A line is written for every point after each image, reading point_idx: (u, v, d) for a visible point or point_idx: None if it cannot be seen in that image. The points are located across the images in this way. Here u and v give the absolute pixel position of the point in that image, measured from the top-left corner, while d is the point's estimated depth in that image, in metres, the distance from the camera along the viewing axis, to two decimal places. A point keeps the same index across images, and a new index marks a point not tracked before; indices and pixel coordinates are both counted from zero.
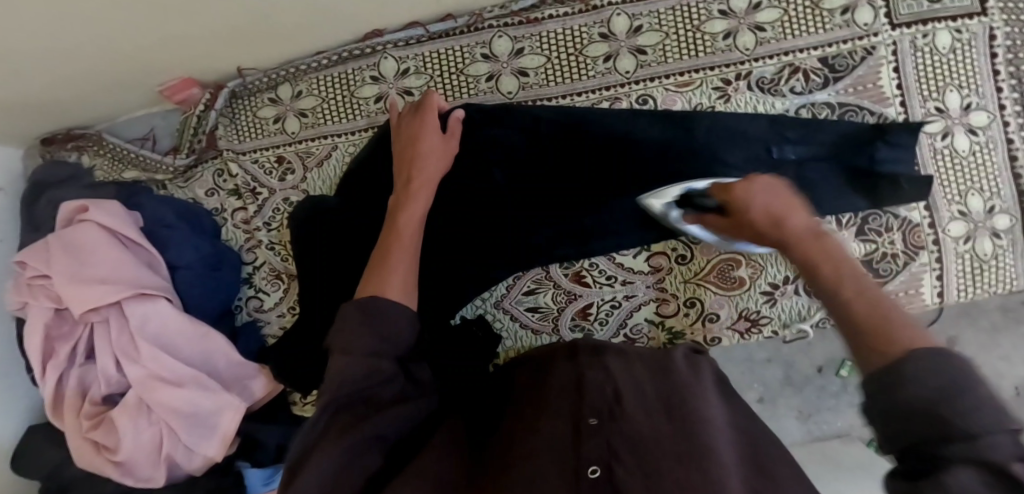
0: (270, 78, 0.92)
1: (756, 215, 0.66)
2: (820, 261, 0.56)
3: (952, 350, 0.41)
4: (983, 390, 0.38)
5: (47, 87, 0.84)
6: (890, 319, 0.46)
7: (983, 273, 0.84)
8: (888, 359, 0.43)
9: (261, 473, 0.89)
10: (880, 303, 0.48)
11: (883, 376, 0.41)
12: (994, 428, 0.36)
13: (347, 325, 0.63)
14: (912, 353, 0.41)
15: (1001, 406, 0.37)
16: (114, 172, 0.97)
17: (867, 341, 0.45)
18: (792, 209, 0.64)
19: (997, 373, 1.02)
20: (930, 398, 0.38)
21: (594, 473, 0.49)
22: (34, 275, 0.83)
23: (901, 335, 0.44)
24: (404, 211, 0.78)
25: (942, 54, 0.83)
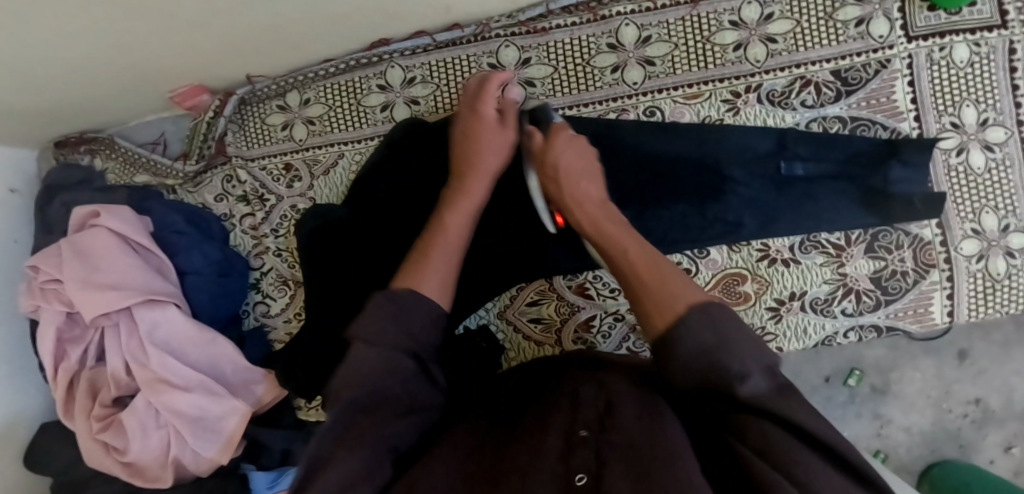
0: (279, 85, 0.92)
1: (562, 176, 0.73)
2: (618, 237, 0.65)
3: (718, 305, 0.52)
4: (742, 342, 0.50)
5: (58, 94, 0.85)
6: (670, 294, 0.55)
7: (995, 293, 0.82)
8: (668, 321, 0.53)
9: (266, 476, 0.87)
10: (655, 267, 0.60)
11: (670, 337, 0.52)
12: (750, 370, 0.48)
13: (369, 326, 0.59)
14: (689, 314, 0.52)
15: (751, 346, 0.50)
16: (125, 176, 0.99)
17: (650, 311, 0.55)
18: (586, 173, 0.74)
19: (1011, 386, 1.00)
20: (711, 355, 0.49)
21: (582, 481, 0.47)
22: (47, 280, 0.85)
23: (673, 297, 0.55)
24: (451, 211, 0.75)
25: (958, 68, 0.81)
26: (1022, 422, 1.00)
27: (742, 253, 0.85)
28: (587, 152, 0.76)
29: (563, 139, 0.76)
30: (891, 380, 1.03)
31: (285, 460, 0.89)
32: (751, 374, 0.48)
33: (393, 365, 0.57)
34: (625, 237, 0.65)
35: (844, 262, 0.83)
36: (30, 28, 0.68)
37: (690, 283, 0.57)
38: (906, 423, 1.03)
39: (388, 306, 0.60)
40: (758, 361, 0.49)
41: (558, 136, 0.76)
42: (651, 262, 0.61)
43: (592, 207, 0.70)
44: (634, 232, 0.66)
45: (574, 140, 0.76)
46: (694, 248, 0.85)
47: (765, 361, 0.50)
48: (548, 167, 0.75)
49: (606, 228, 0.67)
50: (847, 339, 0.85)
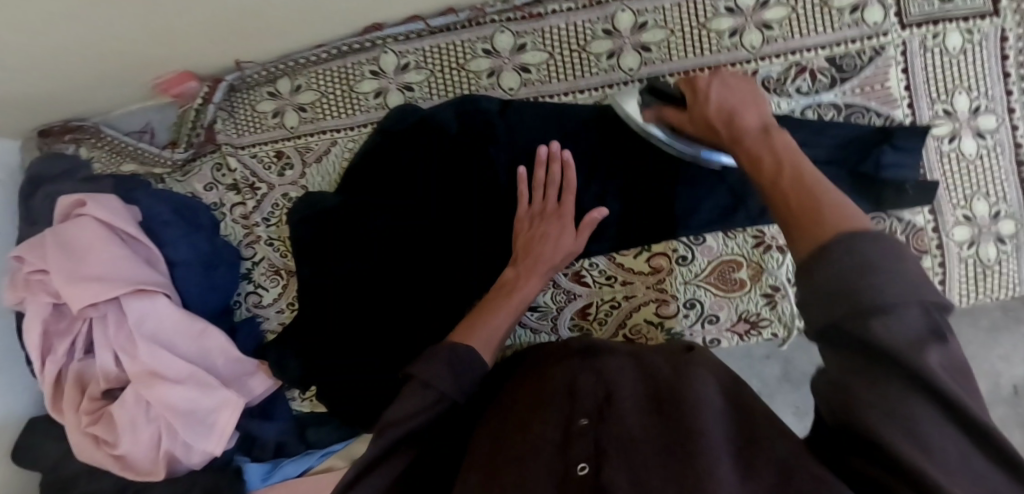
0: (269, 72, 0.91)
1: (722, 107, 0.65)
2: (760, 157, 0.53)
3: (877, 232, 0.38)
4: (895, 271, 0.36)
5: (41, 79, 0.83)
6: (827, 205, 0.42)
7: (986, 278, 0.84)
8: (815, 240, 0.40)
9: (261, 467, 0.90)
10: (802, 182, 0.46)
11: (811, 262, 0.39)
12: (901, 304, 0.35)
13: (431, 370, 0.61)
14: (854, 233, 0.38)
15: (917, 280, 0.36)
16: (112, 165, 0.96)
17: (798, 224, 0.43)
18: (745, 103, 0.64)
19: (997, 370, 1.01)
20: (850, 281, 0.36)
21: (583, 471, 0.50)
22: (32, 272, 0.83)
23: (827, 211, 0.42)
24: (519, 290, 0.77)
25: (951, 55, 0.81)
26: (1007, 404, 1.02)
27: (737, 240, 0.83)
28: (747, 86, 0.68)
29: (710, 78, 0.70)
30: None
31: (278, 452, 0.91)
32: (896, 312, 0.35)
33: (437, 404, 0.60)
34: (778, 156, 0.51)
35: None
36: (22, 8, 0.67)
37: (842, 195, 0.43)
38: None
39: (448, 355, 0.63)
40: (910, 292, 0.35)
41: (703, 79, 0.70)
42: (794, 169, 0.49)
43: (749, 136, 0.57)
44: (791, 145, 0.53)
45: (725, 75, 0.70)
46: (691, 235, 0.83)
47: (918, 290, 0.35)
48: (699, 107, 0.68)
49: (752, 148, 0.55)
50: None
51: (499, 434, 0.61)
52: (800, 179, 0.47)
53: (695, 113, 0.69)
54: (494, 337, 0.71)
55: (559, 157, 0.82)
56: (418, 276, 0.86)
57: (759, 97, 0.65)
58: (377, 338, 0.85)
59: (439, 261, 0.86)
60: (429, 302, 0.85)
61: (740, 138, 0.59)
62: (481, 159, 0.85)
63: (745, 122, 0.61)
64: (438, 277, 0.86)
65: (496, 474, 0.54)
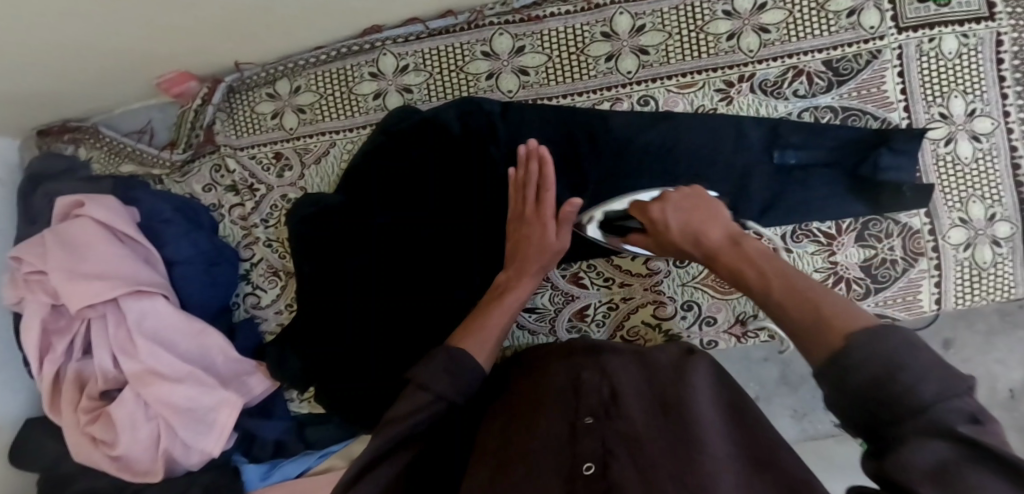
0: (269, 73, 0.91)
1: (688, 229, 0.67)
2: (743, 273, 0.58)
3: (882, 326, 0.42)
4: (921, 369, 0.39)
5: (41, 79, 0.83)
6: (825, 309, 0.47)
7: (982, 280, 0.84)
8: (828, 347, 0.44)
9: (259, 468, 0.89)
10: (796, 288, 0.52)
11: (835, 371, 0.43)
12: (935, 400, 0.38)
13: (428, 371, 0.62)
14: (868, 328, 0.43)
15: (947, 373, 0.39)
16: (111, 165, 0.96)
17: (807, 334, 0.47)
18: (708, 219, 0.67)
19: (992, 373, 1.02)
20: (884, 386, 0.40)
21: (590, 470, 0.49)
22: (31, 271, 0.83)
23: (831, 316, 0.46)
24: (513, 290, 0.77)
25: (947, 59, 0.81)
26: (1003, 408, 1.02)
27: None
28: (699, 198, 0.70)
29: (662, 203, 0.71)
30: None
31: (277, 451, 0.91)
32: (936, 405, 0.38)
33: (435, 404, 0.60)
34: (763, 269, 0.56)
35: (835, 251, 0.84)
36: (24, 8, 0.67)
37: (838, 296, 0.48)
38: None
39: (446, 357, 0.63)
40: (943, 390, 0.39)
41: (654, 204, 0.72)
42: (784, 278, 0.53)
43: (726, 251, 0.62)
44: (772, 257, 0.58)
45: (676, 196, 0.71)
46: None
47: (946, 382, 0.39)
48: (665, 235, 0.70)
49: (735, 263, 0.60)
50: None
51: (502, 433, 0.61)
52: (793, 286, 0.52)
53: (662, 238, 0.71)
54: (490, 337, 0.71)
55: (535, 155, 0.79)
56: (420, 279, 0.86)
57: (714, 208, 0.68)
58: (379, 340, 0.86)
59: (439, 260, 0.86)
60: (431, 305, 0.86)
61: (717, 256, 0.63)
62: (481, 157, 0.86)
63: (713, 240, 0.64)
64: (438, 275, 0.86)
65: (500, 475, 0.54)
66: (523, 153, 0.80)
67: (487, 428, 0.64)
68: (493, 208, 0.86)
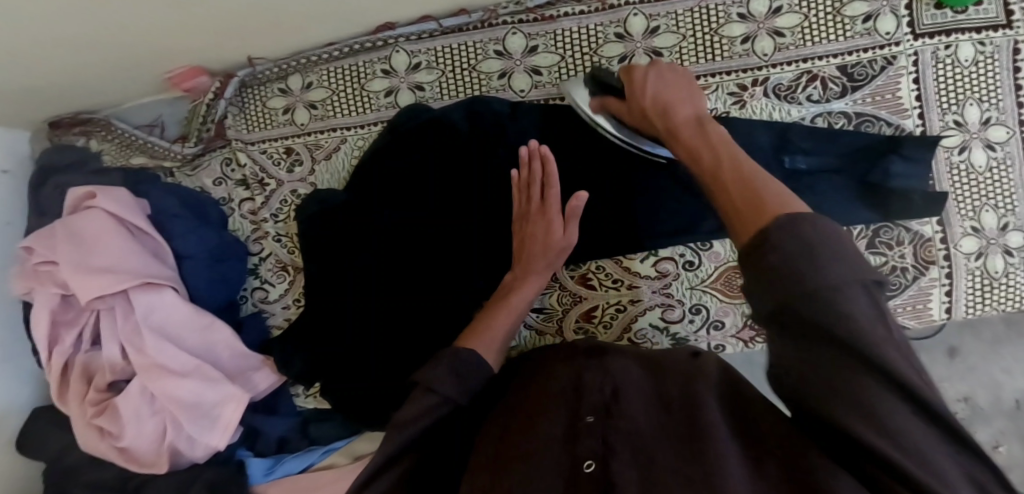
0: (280, 68, 0.91)
1: (660, 98, 0.68)
2: (700, 154, 0.53)
3: (816, 215, 0.39)
4: (835, 253, 0.36)
5: (56, 71, 0.83)
6: (766, 195, 0.43)
7: (993, 290, 0.84)
8: (758, 227, 0.40)
9: (264, 462, 0.90)
10: (743, 175, 0.47)
11: (756, 249, 0.38)
12: (846, 284, 0.36)
13: (431, 373, 0.62)
14: (794, 216, 0.38)
15: (858, 262, 0.37)
16: (121, 158, 0.96)
17: (742, 214, 0.43)
18: (681, 96, 0.67)
19: (1000, 384, 1.01)
20: (806, 268, 0.36)
21: (590, 467, 0.49)
22: (42, 262, 0.84)
23: (770, 203, 0.42)
24: (518, 289, 0.78)
25: (963, 67, 0.81)
26: (1010, 419, 1.01)
27: None
28: (683, 76, 0.72)
29: (648, 67, 0.74)
30: None
31: (280, 447, 0.92)
32: (845, 290, 0.35)
33: (439, 407, 0.60)
34: (720, 152, 0.51)
35: None
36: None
37: (778, 183, 0.45)
38: None
39: (452, 358, 0.64)
40: (852, 275, 0.36)
41: (642, 67, 0.74)
42: (733, 162, 0.49)
43: (687, 129, 0.59)
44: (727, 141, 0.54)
45: (664, 67, 0.73)
46: (699, 240, 0.84)
47: (861, 273, 0.36)
48: (639, 97, 0.71)
49: (694, 146, 0.55)
50: None
51: (502, 433, 0.60)
52: (743, 173, 0.47)
53: (636, 105, 0.71)
54: (496, 337, 0.72)
55: (535, 154, 0.79)
56: (425, 276, 0.86)
57: (694, 92, 0.68)
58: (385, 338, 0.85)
59: (444, 258, 0.86)
60: (436, 303, 0.85)
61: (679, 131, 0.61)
62: (489, 159, 0.86)
63: (682, 114, 0.63)
64: (444, 275, 0.86)
65: (502, 470, 0.54)
66: (524, 154, 0.80)
67: (487, 428, 0.64)
68: (500, 210, 0.86)
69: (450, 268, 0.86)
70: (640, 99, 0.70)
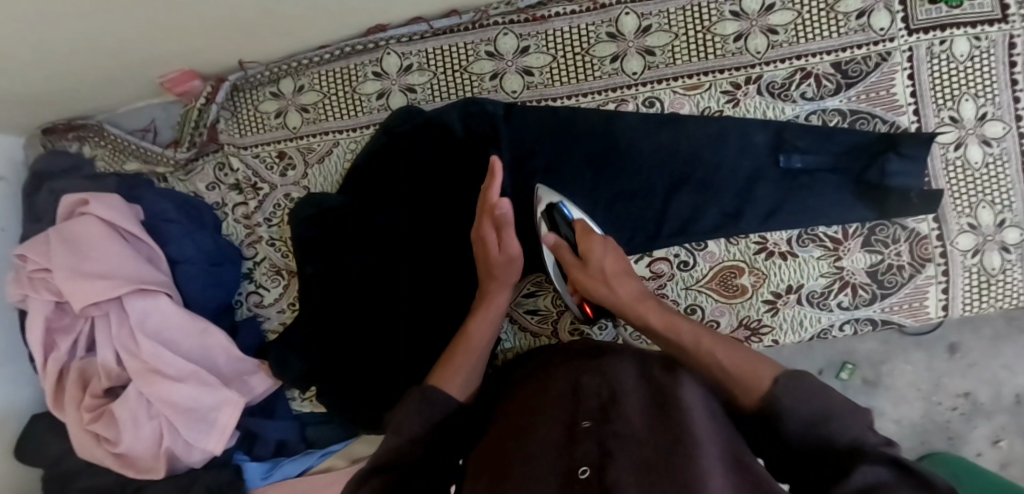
0: (272, 72, 0.91)
1: (614, 279, 0.73)
2: (675, 324, 0.67)
3: (796, 370, 0.54)
4: (843, 413, 0.50)
5: (46, 78, 0.83)
6: (747, 364, 0.58)
7: (990, 287, 0.83)
8: (760, 395, 0.54)
9: (260, 466, 0.90)
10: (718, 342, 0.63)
11: (773, 416, 0.52)
12: (859, 432, 0.49)
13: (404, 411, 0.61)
14: (778, 382, 0.53)
15: (860, 413, 0.51)
16: (115, 163, 0.96)
17: (739, 387, 0.56)
18: (630, 272, 0.74)
19: (1000, 380, 1.00)
20: (822, 424, 0.50)
21: (586, 474, 0.49)
22: (35, 269, 0.84)
23: (755, 373, 0.56)
24: (485, 311, 0.77)
25: (958, 62, 0.80)
26: (1010, 415, 1.00)
27: (740, 245, 0.84)
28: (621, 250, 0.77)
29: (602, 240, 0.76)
30: (882, 373, 1.03)
31: (278, 451, 0.92)
32: (861, 437, 0.49)
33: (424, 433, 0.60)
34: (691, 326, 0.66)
35: (841, 256, 0.83)
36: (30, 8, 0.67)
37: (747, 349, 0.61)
38: (897, 417, 1.03)
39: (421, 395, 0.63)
40: (861, 424, 0.50)
41: (597, 237, 0.76)
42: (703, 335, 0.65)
43: (650, 304, 0.71)
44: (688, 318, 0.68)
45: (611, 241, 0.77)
46: (692, 241, 0.84)
47: (864, 420, 0.51)
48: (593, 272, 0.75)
49: (671, 318, 0.68)
50: (843, 331, 0.86)
51: (499, 437, 0.60)
52: (702, 340, 0.64)
53: (592, 275, 0.75)
54: (469, 364, 0.70)
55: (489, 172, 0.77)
56: (420, 279, 0.86)
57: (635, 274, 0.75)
58: (380, 343, 0.86)
59: (434, 266, 0.87)
60: (433, 305, 0.86)
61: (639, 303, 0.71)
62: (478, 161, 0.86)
63: (629, 290, 0.72)
64: (433, 287, 0.87)
65: (501, 476, 0.53)
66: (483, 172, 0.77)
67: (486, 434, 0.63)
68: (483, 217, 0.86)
69: (438, 281, 0.87)
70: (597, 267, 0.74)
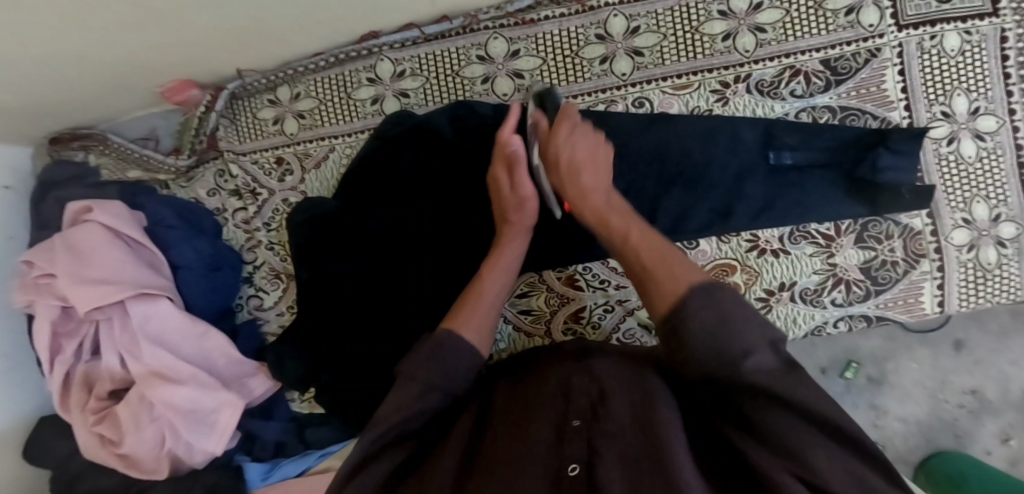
0: (269, 80, 0.93)
1: (571, 167, 0.71)
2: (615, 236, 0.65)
3: (722, 284, 0.52)
4: (746, 322, 0.50)
5: (51, 92, 0.86)
6: (674, 266, 0.57)
7: (986, 282, 0.82)
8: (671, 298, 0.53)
9: (261, 467, 0.91)
10: (649, 242, 0.61)
11: (676, 320, 0.51)
12: (763, 352, 0.50)
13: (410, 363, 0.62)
14: (692, 292, 0.52)
15: (769, 333, 0.51)
16: (118, 172, 0.99)
17: (656, 284, 0.56)
18: (589, 165, 0.71)
19: (1008, 377, 0.99)
20: (718, 343, 0.49)
21: (575, 472, 0.50)
22: (40, 275, 0.86)
23: (675, 273, 0.55)
24: (501, 252, 0.77)
25: (949, 56, 0.80)
26: (1019, 413, 0.99)
27: (733, 243, 0.85)
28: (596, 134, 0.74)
29: (570, 128, 0.72)
30: (887, 370, 1.02)
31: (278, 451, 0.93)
32: (754, 353, 0.49)
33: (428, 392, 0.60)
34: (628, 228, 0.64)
35: (834, 252, 0.83)
36: (31, 29, 0.70)
37: (686, 260, 0.58)
38: (902, 415, 1.02)
39: (432, 343, 0.63)
40: (763, 337, 0.50)
41: (565, 127, 0.72)
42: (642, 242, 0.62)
43: (592, 203, 0.69)
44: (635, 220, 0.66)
45: (584, 128, 0.73)
46: (684, 240, 0.84)
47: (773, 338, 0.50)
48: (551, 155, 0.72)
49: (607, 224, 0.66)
50: (837, 328, 0.86)
51: (494, 434, 0.59)
52: (631, 238, 0.63)
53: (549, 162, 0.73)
54: (483, 313, 0.70)
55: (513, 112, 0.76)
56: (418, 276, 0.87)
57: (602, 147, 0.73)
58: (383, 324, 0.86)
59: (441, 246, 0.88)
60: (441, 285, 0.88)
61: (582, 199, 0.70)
62: (467, 158, 0.87)
63: (585, 184, 0.70)
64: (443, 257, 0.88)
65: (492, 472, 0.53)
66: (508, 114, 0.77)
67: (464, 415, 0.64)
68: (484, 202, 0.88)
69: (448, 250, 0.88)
70: (553, 163, 0.72)
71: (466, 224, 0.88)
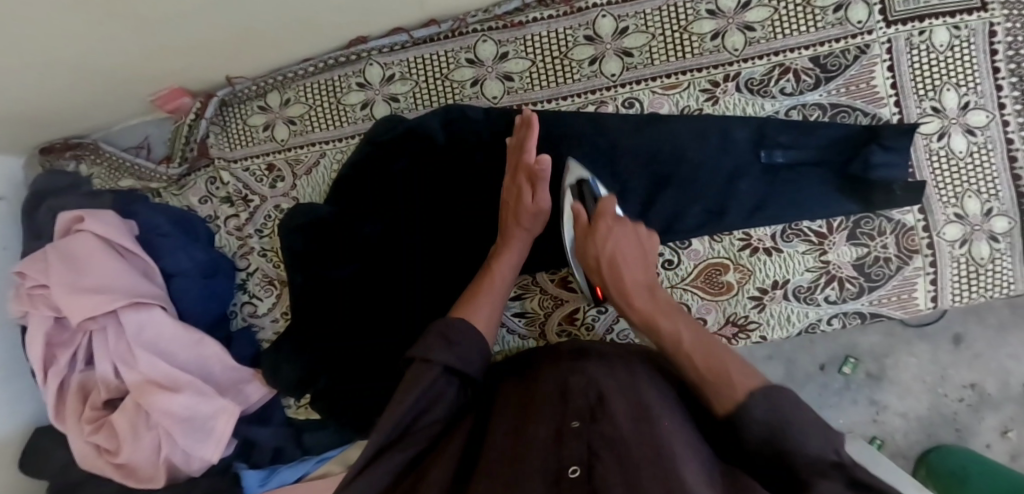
0: (259, 87, 0.93)
1: (616, 258, 0.72)
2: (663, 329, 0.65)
3: (779, 385, 0.52)
4: (804, 423, 0.49)
5: (41, 102, 0.86)
6: (725, 360, 0.57)
7: (980, 277, 0.82)
8: (730, 397, 0.53)
9: (258, 473, 0.89)
10: (701, 337, 0.62)
11: (734, 420, 0.51)
12: (812, 438, 0.48)
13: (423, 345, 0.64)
14: (753, 394, 0.51)
15: (827, 430, 0.49)
16: (111, 181, 0.99)
17: (708, 382, 0.56)
18: (632, 260, 0.73)
19: (1007, 371, 0.99)
20: (779, 431, 0.49)
21: (575, 473, 0.48)
22: (34, 286, 0.86)
23: (729, 370, 0.55)
24: (507, 252, 0.79)
25: (939, 51, 0.80)
26: (1018, 406, 0.99)
27: (724, 242, 0.84)
28: (639, 231, 0.76)
29: (612, 221, 0.75)
30: (886, 366, 1.02)
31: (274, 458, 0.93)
32: (810, 445, 0.48)
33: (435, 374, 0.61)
34: (674, 320, 0.65)
35: (827, 250, 0.83)
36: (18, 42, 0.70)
37: (738, 356, 0.58)
38: (902, 410, 1.02)
39: (443, 328, 0.65)
40: (825, 443, 0.48)
41: (607, 220, 0.75)
42: (697, 335, 0.62)
43: (637, 293, 0.70)
44: (680, 311, 0.67)
45: (629, 225, 0.75)
46: (675, 239, 0.84)
47: (831, 439, 0.49)
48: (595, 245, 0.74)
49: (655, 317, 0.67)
50: (830, 325, 0.85)
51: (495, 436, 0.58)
52: (680, 326, 0.64)
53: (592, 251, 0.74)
54: (491, 306, 0.73)
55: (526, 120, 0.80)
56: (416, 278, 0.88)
57: (644, 241, 0.75)
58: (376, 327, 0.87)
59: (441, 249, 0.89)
60: (439, 286, 0.88)
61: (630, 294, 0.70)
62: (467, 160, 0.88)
63: (631, 279, 0.71)
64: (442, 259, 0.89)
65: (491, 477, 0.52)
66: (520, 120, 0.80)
67: (461, 420, 0.63)
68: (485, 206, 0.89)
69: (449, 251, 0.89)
70: (597, 254, 0.74)
71: (466, 227, 0.89)
